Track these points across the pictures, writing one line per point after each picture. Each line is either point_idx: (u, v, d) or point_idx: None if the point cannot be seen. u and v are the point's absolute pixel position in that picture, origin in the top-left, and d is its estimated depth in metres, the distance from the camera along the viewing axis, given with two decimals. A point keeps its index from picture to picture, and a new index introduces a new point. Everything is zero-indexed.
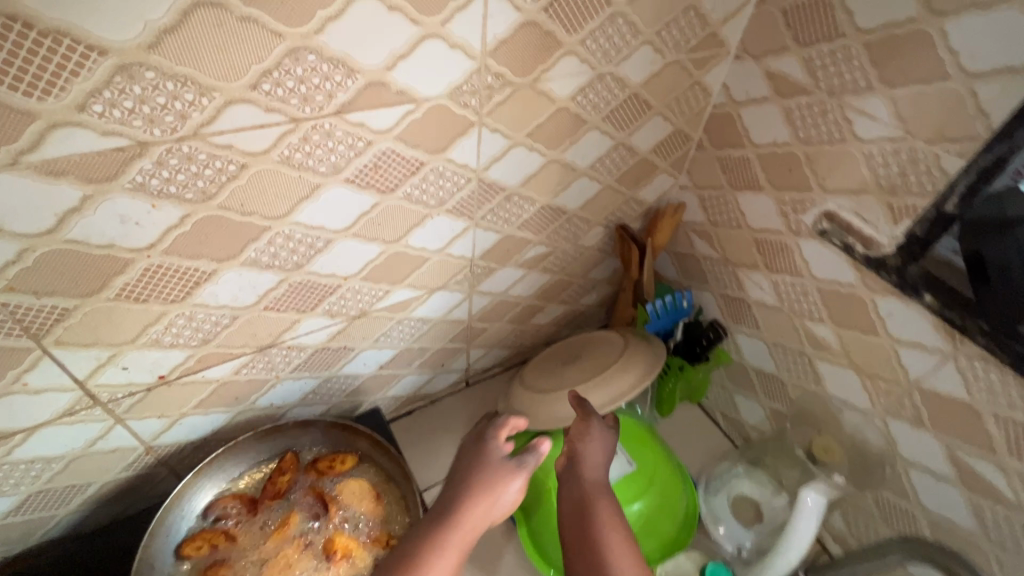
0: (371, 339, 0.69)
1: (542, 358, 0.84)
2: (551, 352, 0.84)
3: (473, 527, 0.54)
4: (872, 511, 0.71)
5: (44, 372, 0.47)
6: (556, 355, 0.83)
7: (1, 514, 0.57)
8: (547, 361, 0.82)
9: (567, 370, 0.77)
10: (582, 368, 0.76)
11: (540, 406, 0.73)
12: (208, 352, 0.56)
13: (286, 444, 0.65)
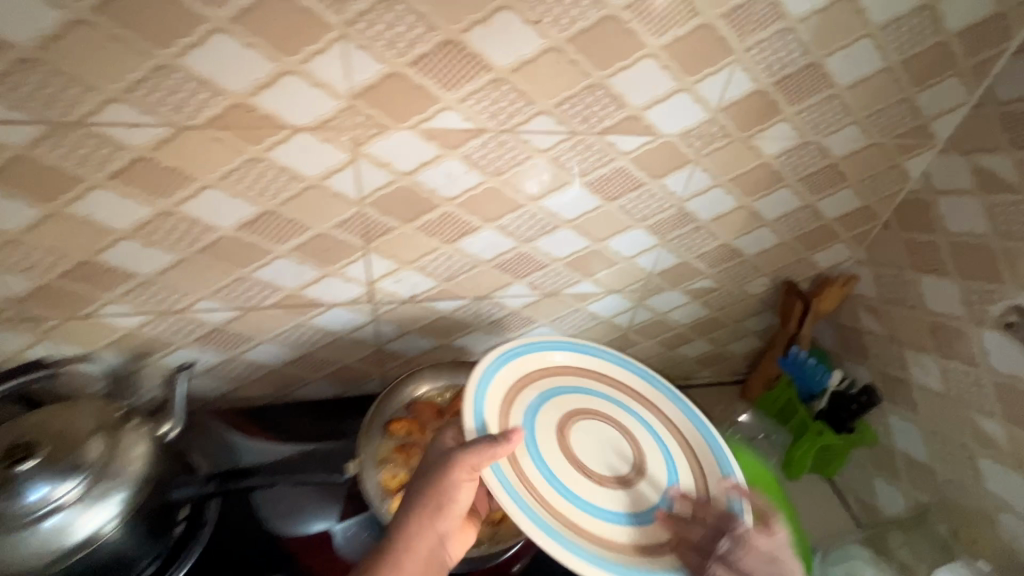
0: (550, 318, 0.85)
1: (577, 381, 0.70)
2: (564, 396, 0.67)
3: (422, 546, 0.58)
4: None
5: (358, 267, 0.70)
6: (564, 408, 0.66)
7: (282, 363, 0.80)
8: (567, 404, 0.67)
9: (612, 465, 0.64)
10: (595, 484, 0.62)
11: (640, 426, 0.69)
12: (445, 288, 0.75)
13: (465, 380, 0.81)
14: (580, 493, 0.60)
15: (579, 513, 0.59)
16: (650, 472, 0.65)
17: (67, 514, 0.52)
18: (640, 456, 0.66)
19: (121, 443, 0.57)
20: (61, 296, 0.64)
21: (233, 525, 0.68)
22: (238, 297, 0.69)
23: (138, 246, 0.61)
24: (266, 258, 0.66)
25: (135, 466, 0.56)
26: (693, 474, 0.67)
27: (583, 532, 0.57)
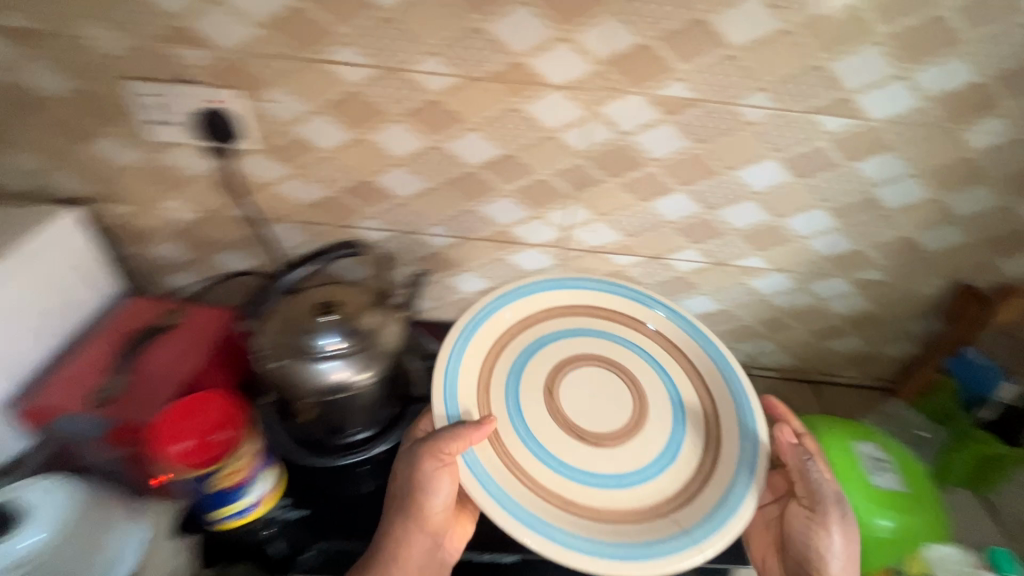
0: (711, 288, 0.91)
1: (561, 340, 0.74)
2: (545, 357, 0.73)
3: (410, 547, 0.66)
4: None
5: (561, 213, 0.82)
6: (545, 369, 0.71)
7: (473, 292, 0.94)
8: (548, 358, 0.72)
9: (604, 422, 0.68)
10: (590, 444, 0.66)
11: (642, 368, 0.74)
12: (627, 243, 0.85)
13: None
14: (568, 460, 0.65)
15: (566, 479, 0.64)
16: (649, 432, 0.69)
17: (333, 365, 0.68)
18: (638, 413, 0.70)
19: (383, 322, 0.72)
20: (339, 207, 0.82)
21: None
22: (461, 226, 0.84)
23: (404, 173, 0.78)
24: (492, 195, 0.80)
25: (389, 342, 0.72)
26: (706, 426, 0.71)
27: (573, 503, 0.62)
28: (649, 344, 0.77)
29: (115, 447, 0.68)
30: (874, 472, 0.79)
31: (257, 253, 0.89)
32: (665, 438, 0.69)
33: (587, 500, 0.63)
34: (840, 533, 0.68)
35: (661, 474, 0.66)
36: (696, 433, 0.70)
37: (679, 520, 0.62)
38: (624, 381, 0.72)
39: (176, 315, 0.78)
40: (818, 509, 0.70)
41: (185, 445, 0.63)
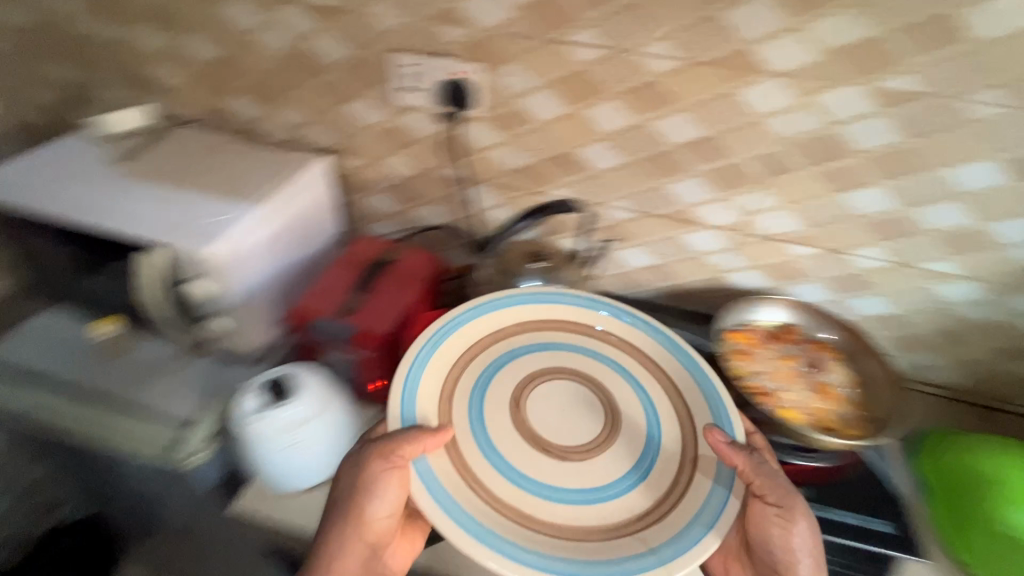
0: (891, 289, 0.89)
1: (525, 352, 0.73)
2: (512, 367, 0.71)
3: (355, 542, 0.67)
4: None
5: (748, 198, 0.85)
6: (515, 380, 0.70)
7: (637, 267, 0.98)
8: (522, 369, 0.71)
9: (571, 439, 0.66)
10: (556, 458, 0.64)
11: (559, 473, 0.64)
12: (810, 234, 0.87)
13: (796, 320, 0.91)
14: (538, 478, 0.63)
15: (530, 494, 0.61)
16: (616, 449, 0.66)
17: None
18: (610, 429, 0.68)
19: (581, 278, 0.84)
20: (536, 174, 0.92)
21: None
22: (644, 202, 0.90)
23: (605, 147, 0.85)
24: (685, 175, 0.85)
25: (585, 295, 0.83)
26: (680, 449, 0.67)
27: (530, 517, 0.59)
28: (621, 355, 0.75)
29: (345, 352, 0.83)
30: None
31: (455, 209, 1.02)
32: (637, 459, 0.66)
33: (540, 517, 0.60)
34: (806, 526, 0.65)
35: (631, 494, 0.63)
36: (672, 448, 0.67)
37: (645, 539, 0.59)
38: (582, 385, 0.72)
39: (394, 254, 0.93)
40: (788, 505, 0.65)
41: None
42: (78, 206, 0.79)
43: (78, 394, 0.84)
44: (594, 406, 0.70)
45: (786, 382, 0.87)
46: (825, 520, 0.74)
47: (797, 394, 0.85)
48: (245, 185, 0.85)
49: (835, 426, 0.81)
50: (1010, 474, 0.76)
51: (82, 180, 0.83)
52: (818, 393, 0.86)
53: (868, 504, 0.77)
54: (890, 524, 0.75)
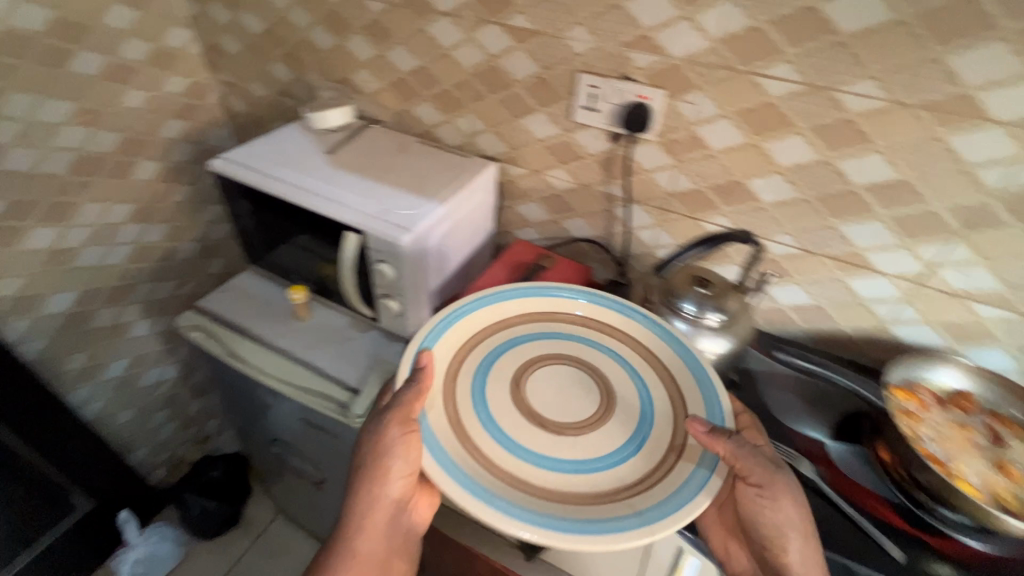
0: None
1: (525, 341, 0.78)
2: (514, 356, 0.77)
3: (379, 494, 0.74)
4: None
5: (934, 249, 0.80)
6: (514, 365, 0.75)
7: (787, 305, 0.96)
8: (520, 357, 0.76)
9: (562, 415, 0.70)
10: (551, 434, 0.68)
11: (545, 443, 0.67)
12: (1004, 295, 0.79)
13: (973, 386, 0.83)
14: (532, 448, 0.66)
15: (526, 464, 0.65)
16: (611, 427, 0.69)
17: (686, 326, 0.78)
18: (603, 411, 0.71)
19: (744, 307, 0.79)
20: (698, 200, 0.93)
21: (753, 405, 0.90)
22: (812, 241, 0.87)
23: (781, 181, 0.84)
24: (864, 217, 0.81)
25: (745, 326, 0.78)
26: (668, 431, 0.69)
27: (531, 485, 0.62)
28: (617, 347, 0.79)
29: None
30: None
31: (604, 225, 1.05)
32: (628, 436, 0.68)
33: (535, 481, 0.63)
34: (788, 503, 0.67)
35: (619, 468, 0.65)
36: (663, 430, 0.69)
37: (632, 504, 0.61)
38: (573, 366, 0.76)
39: (547, 260, 1.01)
40: (769, 484, 0.67)
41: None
42: (297, 188, 0.92)
43: (275, 348, 1.00)
44: (584, 388, 0.73)
45: (960, 450, 0.77)
46: None
47: (972, 465, 0.75)
48: (425, 187, 0.95)
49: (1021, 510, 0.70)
50: None
51: (300, 167, 0.97)
52: (998, 471, 0.75)
53: None
54: None
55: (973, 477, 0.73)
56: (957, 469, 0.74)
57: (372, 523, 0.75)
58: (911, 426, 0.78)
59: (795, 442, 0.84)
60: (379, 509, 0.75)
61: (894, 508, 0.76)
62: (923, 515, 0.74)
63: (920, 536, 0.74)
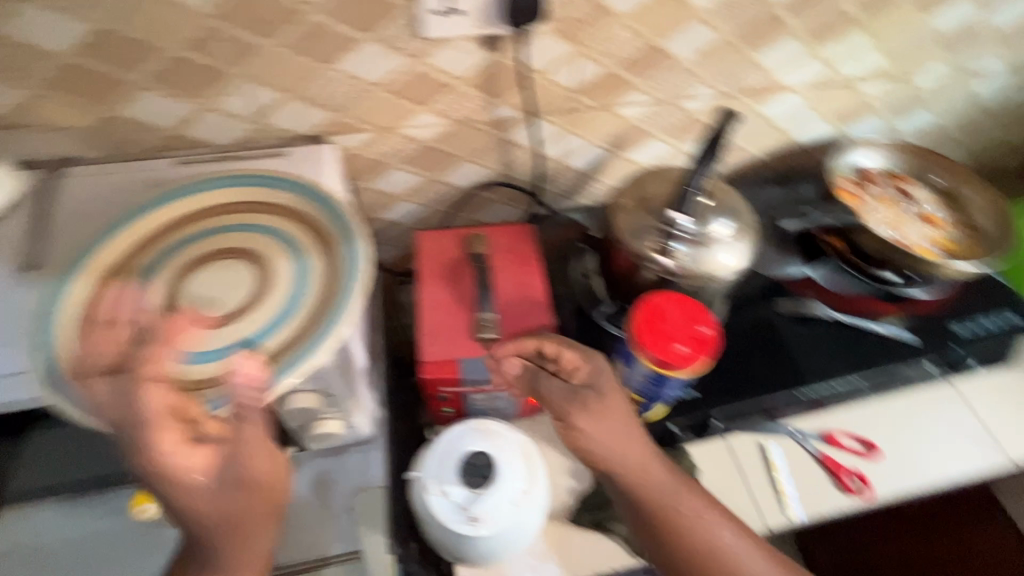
0: (936, 101, 0.94)
1: (192, 235, 0.53)
2: (172, 259, 0.52)
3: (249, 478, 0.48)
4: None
5: (835, 47, 0.79)
6: (162, 276, 0.51)
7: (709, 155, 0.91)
8: (171, 263, 0.52)
9: (229, 299, 0.50)
10: (210, 330, 0.48)
11: (207, 337, 0.48)
12: (883, 68, 0.85)
13: (858, 153, 0.92)
14: (194, 350, 0.47)
15: (163, 365, 0.46)
16: (278, 279, 0.51)
17: (691, 248, 0.65)
18: (261, 285, 0.51)
19: (730, 194, 0.69)
20: (609, 84, 0.74)
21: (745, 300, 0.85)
22: (731, 81, 0.79)
23: (699, 26, 0.71)
24: (776, 37, 0.75)
25: (747, 217, 0.68)
26: (323, 266, 0.52)
27: (207, 382, 0.46)
28: (274, 211, 0.55)
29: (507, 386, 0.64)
30: None
31: (497, 160, 0.81)
32: (290, 292, 0.50)
33: (173, 377, 0.46)
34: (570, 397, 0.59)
35: (288, 320, 0.49)
36: (320, 276, 0.51)
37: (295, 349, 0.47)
38: (240, 247, 0.53)
39: (484, 245, 0.71)
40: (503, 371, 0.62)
41: (682, 349, 0.56)
42: None
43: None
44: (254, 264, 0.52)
45: (900, 222, 0.85)
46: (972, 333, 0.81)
47: (917, 232, 0.84)
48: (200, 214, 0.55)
49: (957, 250, 0.82)
50: None
51: None
52: (933, 222, 0.85)
53: (988, 301, 0.84)
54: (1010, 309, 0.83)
55: (927, 243, 0.82)
56: (919, 246, 0.82)
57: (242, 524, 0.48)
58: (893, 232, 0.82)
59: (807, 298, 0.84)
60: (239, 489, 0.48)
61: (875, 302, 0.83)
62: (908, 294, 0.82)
63: (912, 312, 0.82)
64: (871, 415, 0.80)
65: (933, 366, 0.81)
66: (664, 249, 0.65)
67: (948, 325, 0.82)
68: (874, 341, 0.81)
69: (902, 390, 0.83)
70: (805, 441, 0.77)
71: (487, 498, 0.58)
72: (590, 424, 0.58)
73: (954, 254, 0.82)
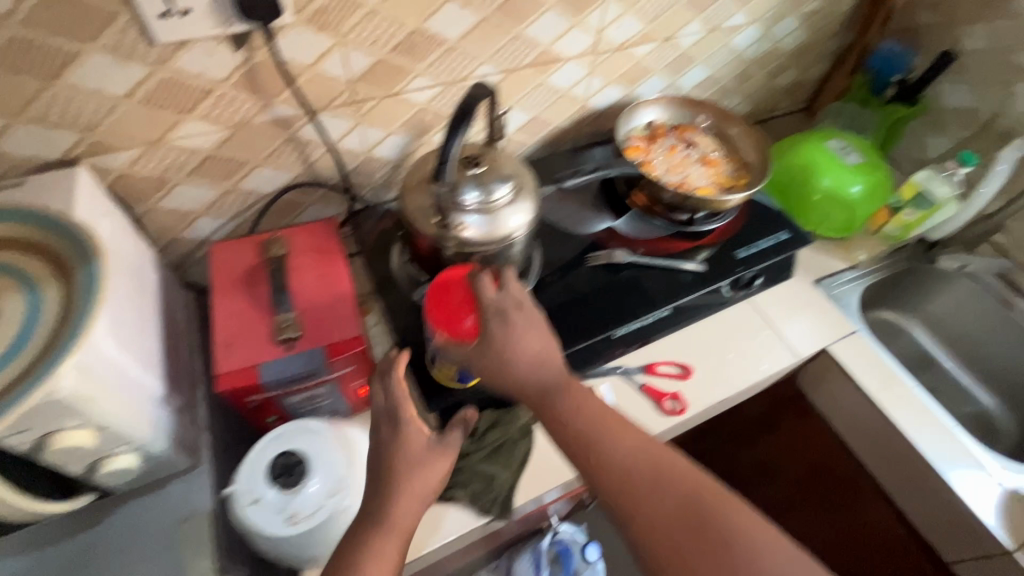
0: (705, 56, 1.05)
1: None
2: None
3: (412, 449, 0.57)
4: (1015, 212, 1.06)
5: (597, 15, 0.86)
6: None
7: (516, 128, 0.96)
8: None
9: None
10: None
11: None
12: (647, 31, 0.94)
13: (645, 110, 1.01)
14: None
15: None
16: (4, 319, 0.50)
17: (476, 217, 0.69)
18: None
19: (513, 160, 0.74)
20: (387, 72, 0.76)
21: (561, 258, 0.90)
22: (509, 58, 0.84)
23: (458, 8, 0.74)
24: (537, 12, 0.80)
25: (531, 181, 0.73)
26: (56, 296, 0.51)
27: None
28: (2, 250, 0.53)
29: (323, 379, 0.64)
30: (845, 156, 1.08)
31: (296, 162, 0.80)
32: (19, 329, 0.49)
33: None
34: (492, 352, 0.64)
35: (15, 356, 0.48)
36: (52, 308, 0.50)
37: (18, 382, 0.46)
38: None
39: (281, 245, 0.70)
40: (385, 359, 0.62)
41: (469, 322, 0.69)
42: None
43: None
44: None
45: (683, 168, 0.96)
46: (750, 255, 0.92)
47: (697, 173, 0.95)
48: None
49: (731, 183, 0.94)
50: (809, 161, 1.08)
51: None
52: (711, 163, 0.97)
53: (765, 226, 0.96)
54: (785, 231, 0.96)
55: (705, 182, 0.94)
56: (697, 185, 0.93)
57: (404, 515, 0.55)
58: (673, 178, 0.93)
59: (613, 245, 0.91)
60: (438, 463, 0.57)
61: (670, 241, 0.93)
62: (694, 230, 0.93)
63: (701, 245, 0.93)
64: (683, 342, 0.90)
65: (727, 288, 0.91)
66: (453, 223, 0.68)
67: (732, 250, 0.93)
68: (672, 272, 0.89)
69: (708, 317, 0.93)
70: (630, 377, 0.85)
71: (303, 493, 0.57)
72: (487, 374, 0.64)
73: (727, 188, 0.93)
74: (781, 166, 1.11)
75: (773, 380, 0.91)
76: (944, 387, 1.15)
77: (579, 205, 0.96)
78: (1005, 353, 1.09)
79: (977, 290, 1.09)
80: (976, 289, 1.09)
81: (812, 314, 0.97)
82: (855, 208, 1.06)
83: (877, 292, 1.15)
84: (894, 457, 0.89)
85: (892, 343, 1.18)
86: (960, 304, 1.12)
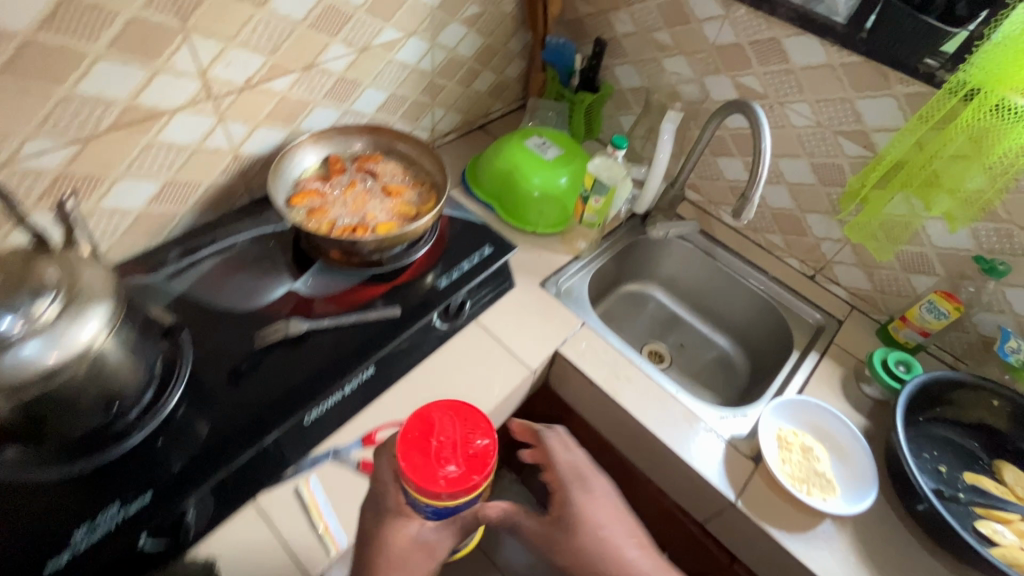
0: (372, 76, 0.97)
1: None
2: None
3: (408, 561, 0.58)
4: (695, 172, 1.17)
5: (184, 56, 0.71)
6: None
7: (148, 201, 0.79)
8: None
9: None
10: None
11: None
12: (275, 63, 0.81)
13: (309, 149, 0.90)
14: None
15: None
16: None
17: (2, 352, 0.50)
18: None
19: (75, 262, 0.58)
20: None
21: (230, 346, 0.75)
22: (71, 125, 0.67)
23: None
24: (81, 65, 0.64)
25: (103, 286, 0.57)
26: None
27: None
28: None
29: None
30: (544, 151, 1.08)
31: None
32: None
33: None
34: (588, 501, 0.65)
35: None
36: None
37: None
38: None
39: None
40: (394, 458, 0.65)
41: (452, 471, 0.58)
42: None
43: None
44: None
45: (363, 206, 0.87)
46: (453, 281, 0.87)
47: (378, 208, 0.87)
48: None
49: (417, 211, 0.88)
50: (511, 165, 1.07)
51: None
52: (393, 194, 0.89)
53: (468, 245, 0.93)
54: (489, 244, 0.94)
55: (387, 216, 0.87)
56: (377, 223, 0.85)
57: None
58: (348, 223, 0.84)
59: (292, 314, 0.79)
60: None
61: (362, 289, 0.83)
62: (387, 270, 0.86)
63: (398, 284, 0.85)
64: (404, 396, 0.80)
65: (437, 319, 0.85)
66: None
67: (433, 281, 0.87)
68: (366, 326, 0.79)
69: (429, 358, 0.85)
70: (343, 453, 0.72)
71: None
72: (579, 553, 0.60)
73: (411, 218, 0.87)
74: (488, 174, 1.09)
75: (511, 401, 0.87)
76: (693, 343, 1.23)
77: (253, 272, 0.82)
78: (724, 300, 1.19)
79: (688, 249, 1.19)
80: (687, 248, 1.19)
81: (539, 319, 0.95)
82: (563, 202, 1.07)
83: (610, 272, 1.18)
84: (636, 441, 0.90)
85: (639, 313, 1.24)
86: (682, 265, 1.22)
